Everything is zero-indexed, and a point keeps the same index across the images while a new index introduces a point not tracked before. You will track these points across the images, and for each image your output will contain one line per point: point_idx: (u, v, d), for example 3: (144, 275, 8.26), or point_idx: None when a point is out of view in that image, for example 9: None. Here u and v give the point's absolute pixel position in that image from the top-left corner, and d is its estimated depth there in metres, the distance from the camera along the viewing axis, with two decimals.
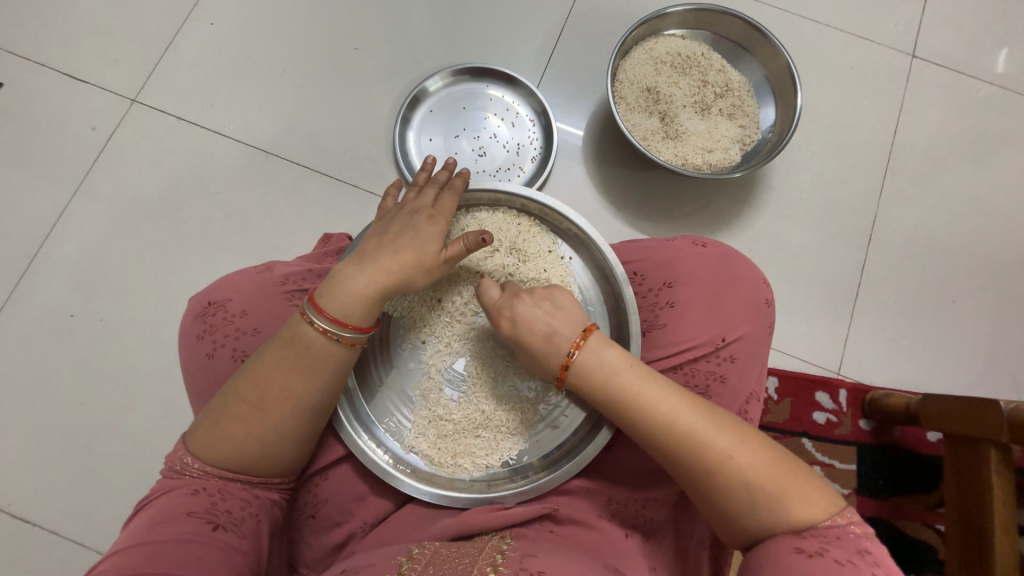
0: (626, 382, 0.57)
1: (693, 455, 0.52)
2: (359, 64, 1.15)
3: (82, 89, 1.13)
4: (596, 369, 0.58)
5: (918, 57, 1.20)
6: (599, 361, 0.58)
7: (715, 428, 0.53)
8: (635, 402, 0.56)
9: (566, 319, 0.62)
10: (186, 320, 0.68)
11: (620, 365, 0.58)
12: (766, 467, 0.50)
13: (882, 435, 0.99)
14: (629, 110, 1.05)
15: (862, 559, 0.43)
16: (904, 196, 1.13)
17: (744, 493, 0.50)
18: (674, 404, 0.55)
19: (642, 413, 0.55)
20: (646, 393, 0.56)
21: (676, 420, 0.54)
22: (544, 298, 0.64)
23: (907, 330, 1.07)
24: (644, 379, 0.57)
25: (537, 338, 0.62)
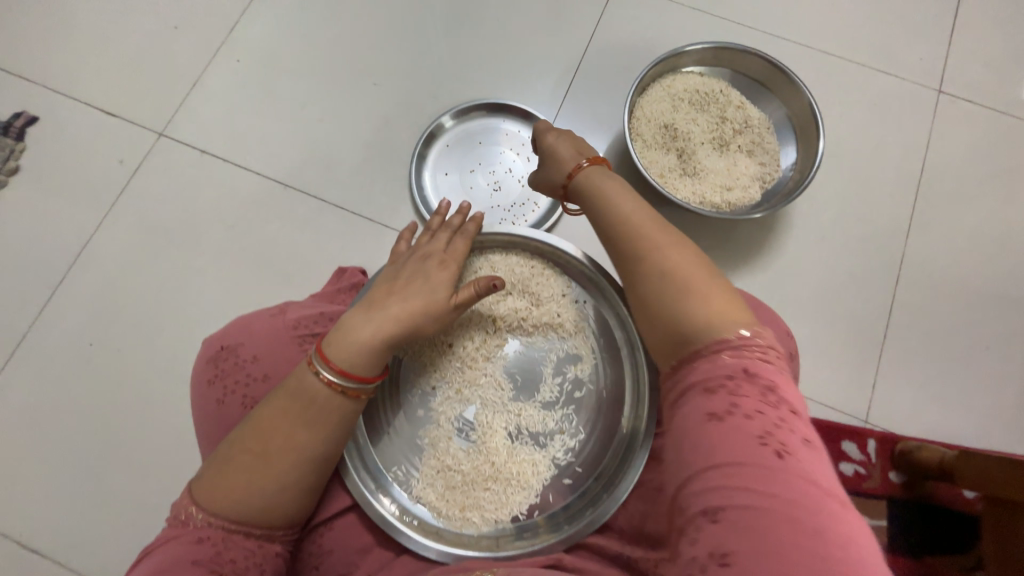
0: (606, 190, 0.63)
1: (642, 242, 0.55)
2: (377, 99, 1.17)
3: (113, 122, 1.17)
4: (589, 184, 0.65)
5: (945, 93, 1.17)
6: (593, 182, 0.65)
7: (670, 237, 0.55)
8: (608, 197, 0.62)
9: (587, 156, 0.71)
10: (199, 364, 0.69)
11: (607, 178, 0.65)
12: (711, 287, 0.50)
13: (914, 489, 0.93)
14: (646, 147, 1.04)
15: (766, 398, 0.42)
16: (933, 235, 1.09)
17: (677, 285, 0.50)
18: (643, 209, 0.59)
19: (612, 205, 0.60)
20: (622, 195, 0.61)
21: (637, 219, 0.57)
22: (579, 145, 0.73)
23: (939, 376, 1.02)
24: (625, 193, 0.61)
25: (560, 150, 0.73)
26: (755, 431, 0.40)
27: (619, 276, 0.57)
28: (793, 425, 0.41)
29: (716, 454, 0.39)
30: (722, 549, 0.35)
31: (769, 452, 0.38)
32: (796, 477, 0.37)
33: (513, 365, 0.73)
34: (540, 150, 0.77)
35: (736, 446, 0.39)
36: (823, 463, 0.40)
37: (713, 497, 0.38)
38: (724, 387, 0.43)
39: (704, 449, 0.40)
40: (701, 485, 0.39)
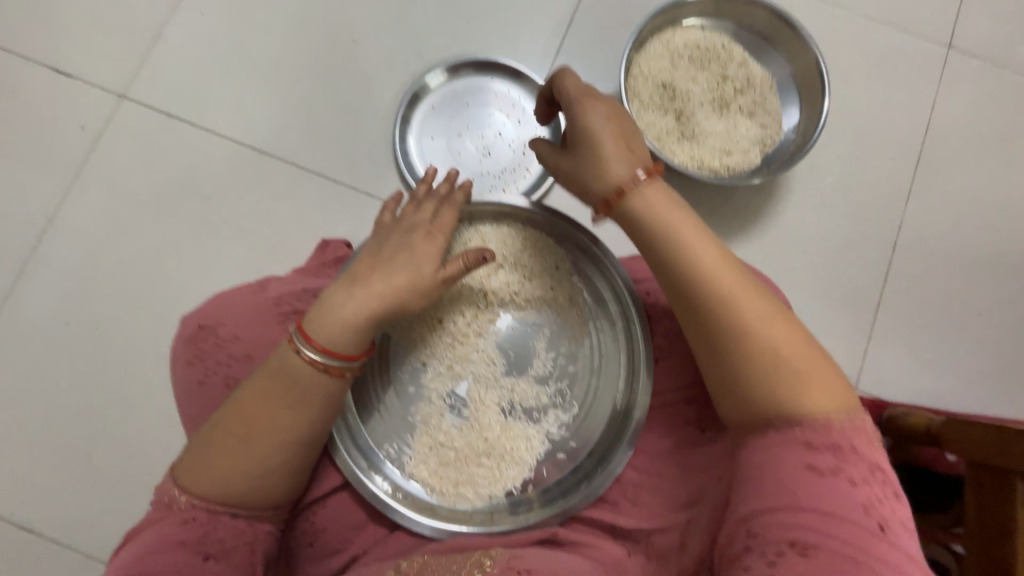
0: (669, 219, 0.57)
1: (722, 307, 0.53)
2: (356, 57, 1.09)
3: (69, 84, 1.08)
4: (648, 206, 0.58)
5: (955, 49, 1.11)
6: (655, 207, 0.58)
7: (751, 293, 0.54)
8: (672, 235, 0.57)
9: (631, 151, 0.61)
10: (176, 342, 0.65)
11: (663, 201, 0.58)
12: (798, 349, 0.52)
13: (896, 453, 0.96)
14: (643, 108, 0.99)
15: (870, 470, 0.48)
16: (933, 201, 1.07)
17: (770, 365, 0.51)
18: (713, 252, 0.56)
19: (679, 251, 0.56)
20: (686, 230, 0.57)
21: (714, 271, 0.54)
22: (625, 133, 0.63)
23: (929, 343, 1.03)
24: (691, 224, 0.57)
25: (604, 145, 0.61)
26: (856, 500, 0.46)
27: (688, 333, 0.56)
28: (878, 480, 0.48)
29: (803, 502, 0.46)
30: (801, 546, 0.44)
31: (870, 519, 0.45)
32: (889, 545, 0.45)
33: (507, 340, 0.71)
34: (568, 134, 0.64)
35: (839, 500, 0.46)
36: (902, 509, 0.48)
37: (794, 532, 0.45)
38: (832, 447, 0.48)
39: (792, 496, 0.47)
40: (770, 520, 0.47)
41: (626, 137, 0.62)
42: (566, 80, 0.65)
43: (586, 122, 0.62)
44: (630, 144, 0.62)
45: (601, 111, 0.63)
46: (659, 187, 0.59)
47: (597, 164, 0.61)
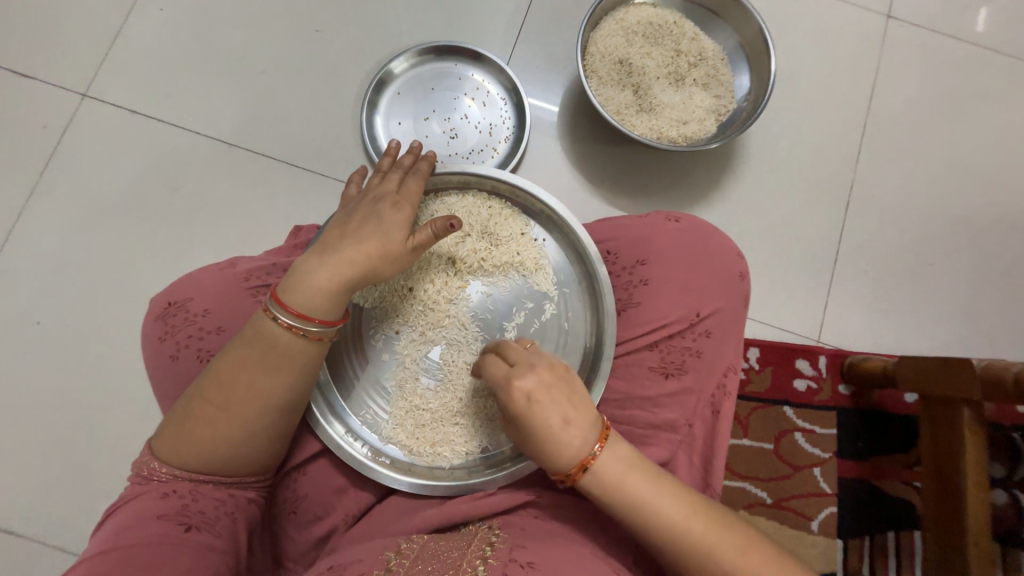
0: (635, 488, 0.54)
1: (702, 552, 0.52)
2: (320, 48, 1.10)
3: (29, 84, 1.07)
4: (612, 480, 0.54)
5: (894, 18, 1.17)
6: (622, 477, 0.54)
7: (719, 529, 0.53)
8: (646, 508, 0.53)
9: (584, 424, 0.55)
10: (148, 322, 0.67)
11: (626, 467, 0.54)
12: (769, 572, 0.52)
13: (860, 399, 1.01)
14: (602, 84, 1.02)
15: None
16: (881, 161, 1.13)
17: None
18: (687, 512, 0.53)
19: (661, 528, 0.53)
20: (656, 498, 0.53)
21: (686, 524, 0.53)
22: (562, 391, 0.56)
23: (885, 295, 1.08)
24: (654, 485, 0.54)
25: (551, 430, 0.54)
26: None
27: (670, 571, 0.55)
28: None
29: None
30: None
31: None
32: None
33: (477, 306, 0.73)
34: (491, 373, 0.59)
35: None
36: None
37: None
38: None
39: None
40: None
41: (574, 407, 0.55)
42: (490, 360, 0.59)
43: (530, 408, 0.55)
44: (579, 418, 0.55)
45: (539, 389, 0.55)
46: (614, 448, 0.55)
47: (557, 451, 0.55)
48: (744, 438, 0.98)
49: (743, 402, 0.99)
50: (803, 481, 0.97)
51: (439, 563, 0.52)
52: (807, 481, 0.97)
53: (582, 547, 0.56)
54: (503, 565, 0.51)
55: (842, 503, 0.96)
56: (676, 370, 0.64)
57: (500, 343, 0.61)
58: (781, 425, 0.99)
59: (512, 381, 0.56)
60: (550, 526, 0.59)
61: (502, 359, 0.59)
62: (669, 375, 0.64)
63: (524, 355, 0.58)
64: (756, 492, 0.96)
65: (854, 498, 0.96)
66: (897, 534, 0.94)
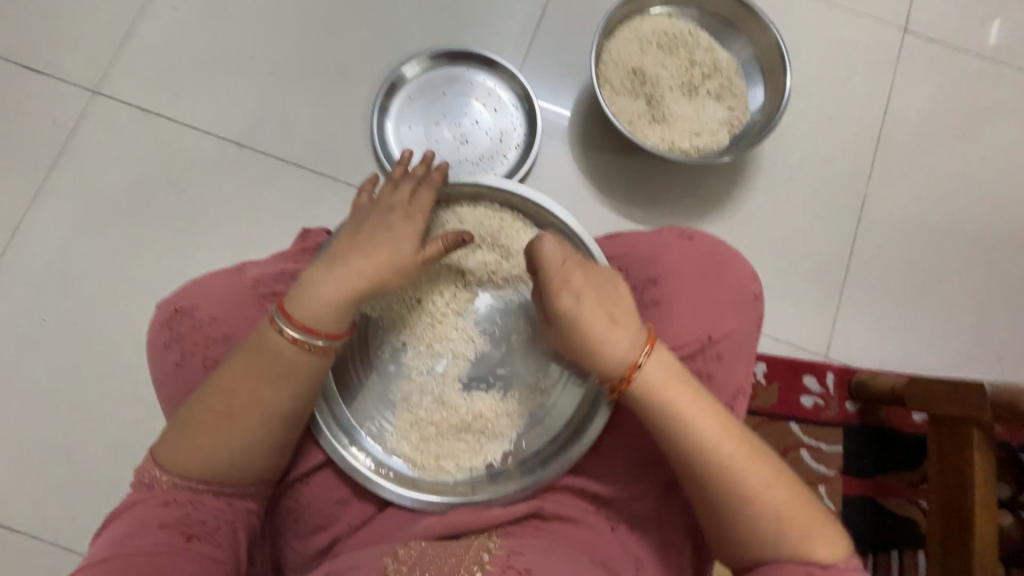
0: (668, 392, 0.56)
1: (727, 467, 0.55)
2: (331, 50, 1.10)
3: (38, 81, 1.07)
4: (661, 385, 0.57)
5: (911, 32, 1.16)
6: (665, 379, 0.57)
7: (751, 456, 0.56)
8: (684, 416, 0.56)
9: (629, 328, 0.58)
10: (153, 328, 0.67)
11: (668, 373, 0.57)
12: (786, 495, 0.55)
13: (867, 416, 1.00)
14: (615, 93, 1.02)
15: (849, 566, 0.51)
16: (893, 175, 1.12)
17: (751, 502, 0.54)
18: (717, 422, 0.56)
19: (687, 434, 0.56)
20: (693, 407, 0.56)
21: (714, 437, 0.55)
22: (607, 293, 0.59)
23: (895, 312, 1.07)
24: (693, 395, 0.57)
25: (597, 326, 0.58)
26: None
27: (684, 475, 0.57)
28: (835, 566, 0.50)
29: None
30: None
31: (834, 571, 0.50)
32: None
33: (485, 319, 0.74)
34: (535, 262, 0.58)
35: None
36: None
37: None
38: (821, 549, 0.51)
39: None
40: None
41: (615, 308, 0.59)
42: (551, 250, 0.57)
43: (570, 306, 0.58)
44: (624, 319, 0.59)
45: (584, 285, 0.58)
46: (663, 352, 0.58)
47: (607, 350, 0.58)
48: None
49: (749, 416, 0.99)
50: None
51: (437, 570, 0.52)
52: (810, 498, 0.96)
53: (580, 558, 0.57)
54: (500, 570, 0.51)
55: (845, 519, 0.96)
56: None
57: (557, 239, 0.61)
58: (786, 442, 0.98)
59: (564, 273, 0.58)
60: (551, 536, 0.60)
61: (554, 248, 0.58)
62: None
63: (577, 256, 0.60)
64: None
65: (859, 516, 0.96)
66: (901, 554, 0.93)
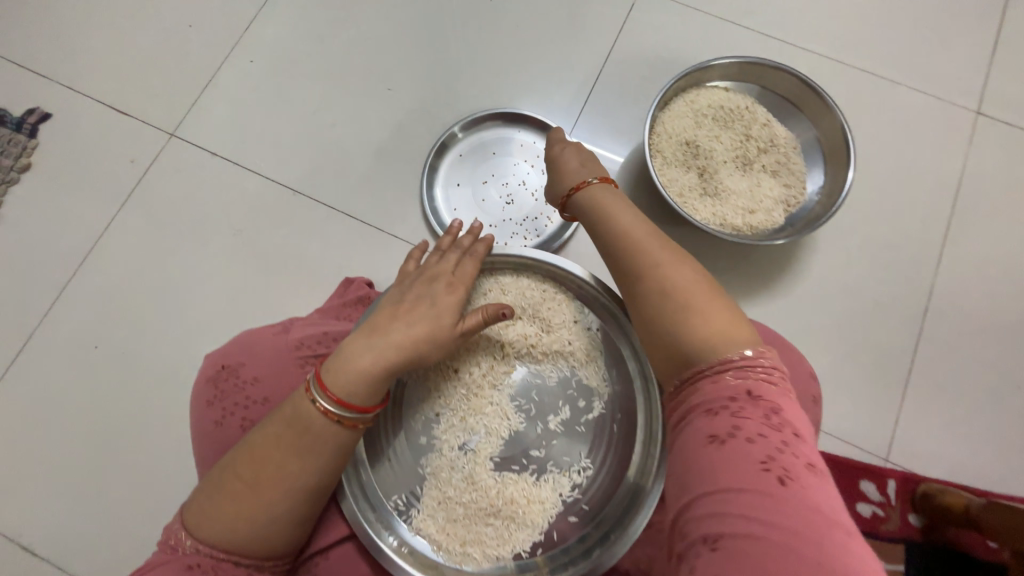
0: (613, 222, 0.64)
1: (650, 266, 0.57)
2: (390, 106, 1.14)
3: (124, 122, 1.16)
4: (599, 195, 0.68)
5: (984, 115, 1.11)
6: (614, 213, 0.64)
7: (681, 265, 0.57)
8: (618, 228, 0.63)
9: (591, 173, 0.72)
10: (198, 383, 0.68)
11: (634, 218, 0.63)
12: (701, 291, 0.54)
13: (934, 533, 0.89)
14: (666, 164, 1.00)
15: (772, 429, 0.43)
16: (964, 264, 1.04)
17: (665, 302, 0.54)
18: (668, 258, 0.58)
19: (632, 249, 0.60)
20: (631, 232, 0.61)
21: (664, 266, 0.57)
22: (600, 175, 0.72)
23: (966, 414, 0.97)
24: (643, 235, 0.61)
25: (563, 169, 0.74)
26: (758, 454, 0.41)
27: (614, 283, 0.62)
28: (797, 451, 0.42)
29: (731, 493, 0.40)
30: (717, 537, 0.38)
31: (772, 478, 0.40)
32: (796, 505, 0.38)
33: (522, 394, 0.71)
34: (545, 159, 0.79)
35: (739, 465, 0.41)
36: (828, 491, 0.40)
37: (711, 525, 0.39)
38: (726, 410, 0.44)
39: (715, 477, 0.41)
40: (699, 513, 0.41)
41: (587, 167, 0.73)
42: (558, 147, 0.78)
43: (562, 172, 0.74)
44: (590, 165, 0.74)
45: (578, 168, 0.73)
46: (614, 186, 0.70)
47: (562, 166, 0.75)
48: None
49: None
50: None
51: None
52: None
53: None
54: None
55: None
56: None
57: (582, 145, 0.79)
58: None
59: (564, 166, 0.75)
60: None
61: (553, 153, 0.77)
62: None
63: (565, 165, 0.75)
64: None
65: None
66: None
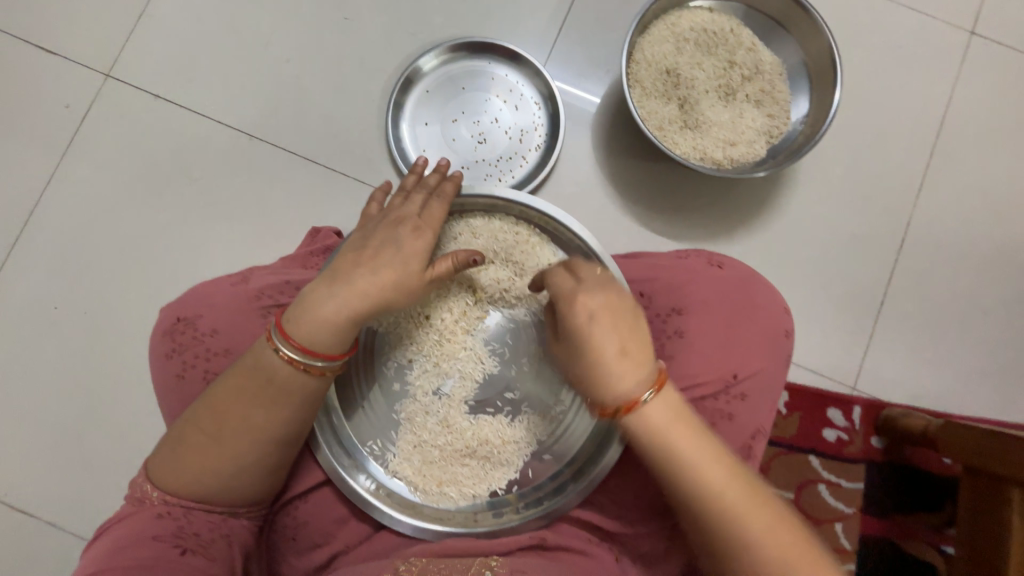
0: (670, 446, 0.52)
1: (714, 508, 0.50)
2: (347, 37, 1.05)
3: (51, 62, 1.04)
4: (657, 425, 0.52)
5: (978, 35, 1.05)
6: (666, 413, 0.52)
7: (739, 476, 0.51)
8: (670, 453, 0.52)
9: (642, 360, 0.52)
10: (155, 337, 0.65)
11: (675, 413, 0.52)
12: (781, 528, 0.49)
13: (893, 453, 0.95)
14: (645, 96, 0.95)
15: None
16: (945, 194, 1.03)
17: (744, 556, 0.49)
18: (720, 474, 0.51)
19: (691, 476, 0.51)
20: (691, 446, 0.51)
21: (743, 516, 0.50)
22: (626, 320, 0.53)
23: (933, 343, 1.00)
24: (694, 433, 0.52)
25: (604, 355, 0.52)
26: None
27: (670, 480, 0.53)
28: None
29: None
30: None
31: None
32: None
33: (496, 338, 0.70)
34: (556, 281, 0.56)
35: None
36: None
37: None
38: None
39: None
40: None
41: (630, 333, 0.52)
42: (557, 275, 0.57)
43: (580, 333, 0.53)
44: (638, 353, 0.52)
45: (599, 311, 0.53)
46: (666, 392, 0.52)
47: (599, 358, 0.52)
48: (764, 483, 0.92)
49: (766, 446, 0.94)
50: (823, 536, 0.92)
51: None
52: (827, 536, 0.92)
53: None
54: None
55: (861, 560, 0.91)
56: None
57: (568, 261, 0.59)
58: (803, 475, 0.93)
59: (575, 301, 0.54)
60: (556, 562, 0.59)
61: (565, 276, 0.56)
62: None
63: (597, 276, 0.55)
64: None
65: (872, 557, 0.91)
66: None
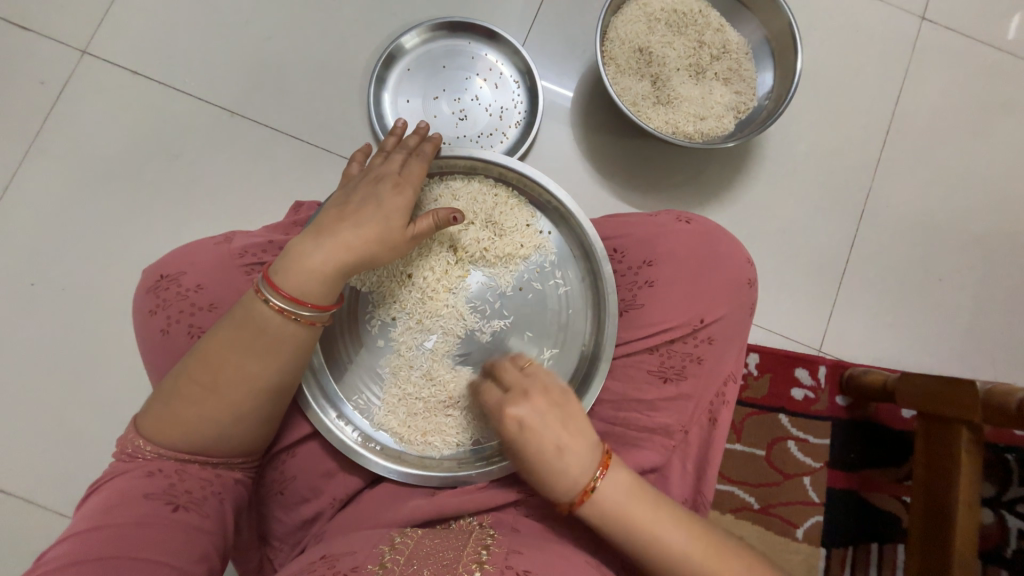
0: (639, 530, 0.53)
1: (699, 574, 0.52)
2: (328, 17, 1.06)
3: (25, 38, 1.03)
4: (618, 507, 0.54)
5: (928, 20, 1.12)
6: (627, 508, 0.54)
7: (716, 551, 0.53)
8: (645, 534, 0.53)
9: (580, 454, 0.54)
10: (139, 294, 0.66)
11: (629, 495, 0.54)
12: None
13: (856, 410, 1.00)
14: (620, 73, 0.99)
15: None
16: (900, 169, 1.10)
17: None
18: (686, 538, 0.53)
19: (659, 553, 0.53)
20: (657, 525, 0.53)
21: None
22: (558, 419, 0.56)
23: (891, 308, 1.06)
24: (657, 513, 0.54)
25: (546, 455, 0.55)
26: None
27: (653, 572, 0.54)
28: None
29: None
30: None
31: None
32: None
33: (477, 296, 0.72)
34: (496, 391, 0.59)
35: None
36: None
37: None
38: None
39: None
40: None
41: (568, 433, 0.55)
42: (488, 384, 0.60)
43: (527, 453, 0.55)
44: (576, 447, 0.55)
45: (532, 414, 0.56)
46: (614, 468, 0.55)
47: (542, 468, 0.55)
48: (737, 443, 0.98)
49: (739, 407, 0.98)
50: (793, 489, 0.97)
51: (434, 566, 0.50)
52: (796, 489, 0.97)
53: (575, 555, 0.55)
54: (500, 569, 0.49)
55: (828, 511, 0.96)
56: (674, 375, 0.63)
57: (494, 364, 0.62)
58: (774, 432, 0.98)
59: (509, 402, 0.57)
60: (541, 527, 0.59)
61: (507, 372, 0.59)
62: (668, 379, 0.63)
63: (518, 381, 0.58)
64: (745, 497, 0.96)
65: (838, 508, 0.96)
66: (879, 547, 0.95)
